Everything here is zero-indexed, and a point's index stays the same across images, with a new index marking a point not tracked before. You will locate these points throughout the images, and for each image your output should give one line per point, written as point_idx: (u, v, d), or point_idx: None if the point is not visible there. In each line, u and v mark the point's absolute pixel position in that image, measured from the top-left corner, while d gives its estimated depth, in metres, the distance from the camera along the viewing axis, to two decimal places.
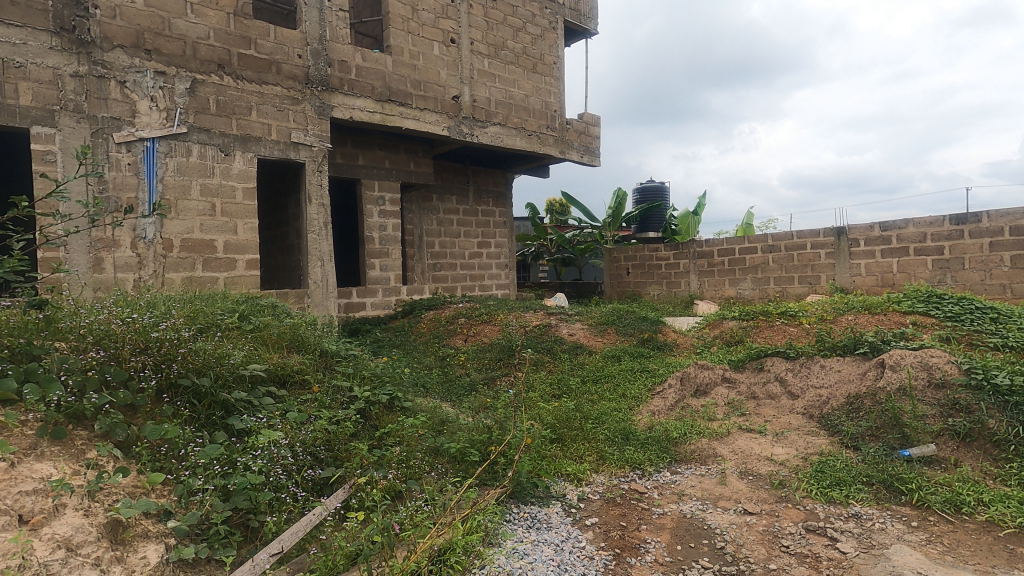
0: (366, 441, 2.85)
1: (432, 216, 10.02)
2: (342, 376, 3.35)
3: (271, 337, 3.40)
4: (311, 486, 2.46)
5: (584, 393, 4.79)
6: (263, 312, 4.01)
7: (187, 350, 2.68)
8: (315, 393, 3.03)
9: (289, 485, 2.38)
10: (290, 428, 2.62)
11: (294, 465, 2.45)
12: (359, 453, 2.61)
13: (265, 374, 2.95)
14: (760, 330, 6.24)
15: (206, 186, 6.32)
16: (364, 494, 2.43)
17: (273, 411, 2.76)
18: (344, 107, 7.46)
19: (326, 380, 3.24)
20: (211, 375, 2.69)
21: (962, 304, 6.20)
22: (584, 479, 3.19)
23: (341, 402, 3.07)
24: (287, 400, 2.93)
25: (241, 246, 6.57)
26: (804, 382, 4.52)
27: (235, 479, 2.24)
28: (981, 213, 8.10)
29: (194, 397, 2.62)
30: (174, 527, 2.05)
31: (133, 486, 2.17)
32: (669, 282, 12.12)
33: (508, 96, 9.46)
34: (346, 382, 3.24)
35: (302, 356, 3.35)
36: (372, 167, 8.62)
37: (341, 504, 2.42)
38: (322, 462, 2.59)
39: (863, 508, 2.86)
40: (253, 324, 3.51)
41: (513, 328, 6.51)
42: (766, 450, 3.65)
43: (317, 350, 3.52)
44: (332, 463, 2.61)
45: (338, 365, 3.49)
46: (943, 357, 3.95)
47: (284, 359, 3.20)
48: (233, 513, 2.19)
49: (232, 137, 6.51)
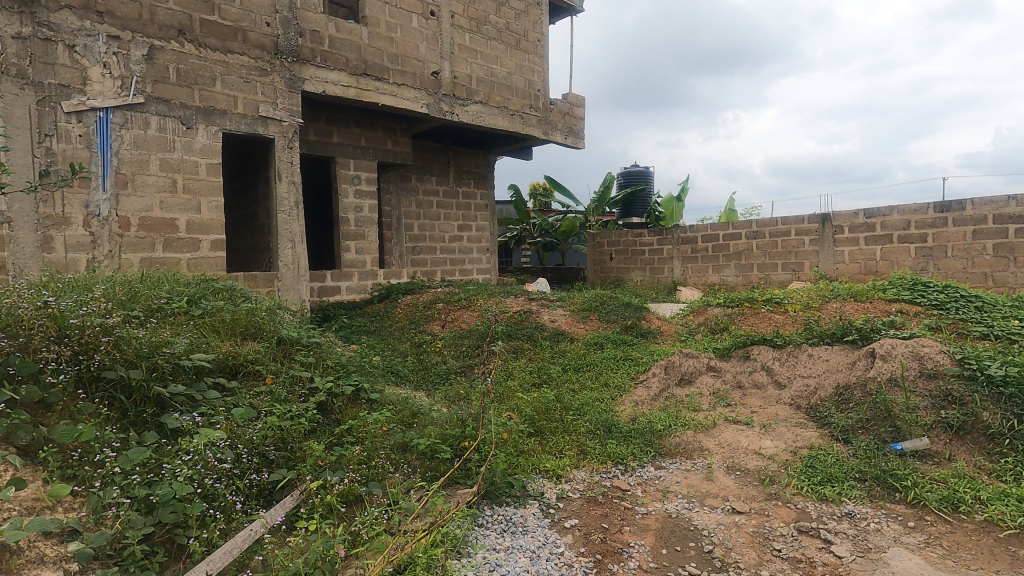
0: (324, 439, 2.62)
1: (410, 197, 9.69)
2: (302, 365, 3.10)
3: (223, 323, 3.11)
4: (255, 493, 2.22)
5: (565, 383, 4.61)
6: (218, 295, 3.71)
7: (112, 339, 2.41)
8: (268, 385, 2.78)
9: (227, 494, 2.12)
10: (235, 426, 2.36)
11: (235, 470, 2.21)
12: (313, 455, 2.38)
13: (212, 365, 2.68)
14: (745, 317, 6.11)
15: (166, 161, 5.93)
16: (314, 502, 2.19)
17: (218, 408, 2.49)
18: (316, 80, 7.07)
19: (283, 370, 2.98)
20: (145, 366, 2.42)
21: (947, 292, 6.13)
22: (563, 475, 2.99)
23: (299, 395, 2.82)
24: (236, 394, 2.66)
25: (206, 226, 6.21)
26: (791, 371, 4.39)
27: (159, 490, 1.97)
28: (965, 201, 8.04)
29: (122, 392, 2.35)
30: (76, 551, 1.75)
31: (33, 500, 1.88)
32: (652, 268, 11.98)
33: (490, 73, 9.11)
34: (306, 373, 3.00)
35: (257, 345, 3.08)
36: (347, 144, 8.25)
37: (289, 513, 2.19)
38: (271, 465, 2.35)
39: (857, 507, 2.71)
40: (204, 309, 3.21)
41: (492, 314, 6.29)
42: (754, 443, 3.49)
43: (275, 338, 3.25)
44: (282, 465, 2.38)
45: (298, 353, 3.22)
46: (935, 347, 3.83)
47: (236, 347, 2.93)
48: (157, 529, 1.92)
49: (194, 109, 6.11)
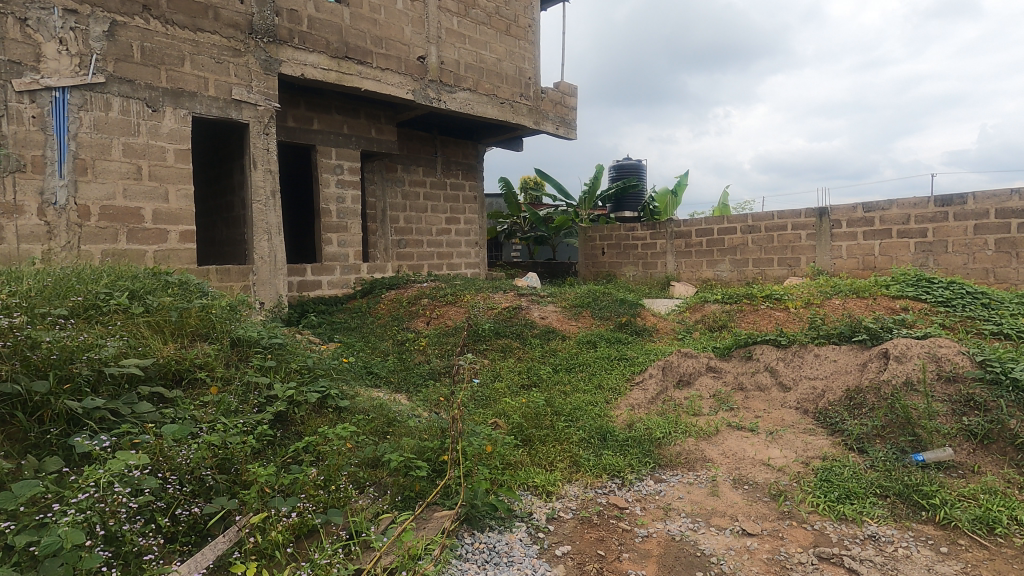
0: (279, 458, 2.28)
1: (396, 188, 9.33)
2: (259, 369, 2.77)
3: (169, 322, 2.77)
4: (183, 530, 1.87)
5: (556, 385, 4.31)
6: (170, 291, 3.34)
7: (11, 346, 2.10)
8: (216, 394, 2.44)
9: (139, 537, 1.76)
10: (165, 446, 2.01)
11: (156, 505, 1.86)
12: (258, 479, 2.03)
13: (147, 372, 2.34)
14: (744, 315, 5.84)
15: (129, 146, 5.53)
16: (254, 541, 1.84)
17: (149, 424, 2.14)
18: (294, 62, 6.68)
19: (238, 375, 2.65)
20: (55, 377, 2.08)
21: (953, 289, 5.89)
22: (554, 492, 2.69)
23: (252, 405, 2.49)
24: (177, 405, 2.33)
25: (174, 216, 5.82)
26: (797, 373, 4.12)
27: (44, 538, 1.59)
28: (967, 195, 7.83)
29: (24, 408, 2.01)
30: None
31: None
32: (645, 263, 11.71)
33: (479, 59, 8.75)
34: (263, 378, 2.67)
35: (209, 346, 2.75)
36: (328, 132, 7.87)
37: (222, 555, 1.83)
38: (208, 494, 2.00)
39: (880, 528, 2.43)
40: (147, 306, 2.86)
41: (480, 311, 5.97)
42: (761, 452, 3.21)
43: (229, 338, 2.91)
44: (224, 493, 2.02)
45: (258, 355, 2.89)
46: (953, 348, 3.56)
47: (182, 350, 2.60)
48: None
49: (161, 91, 5.71)
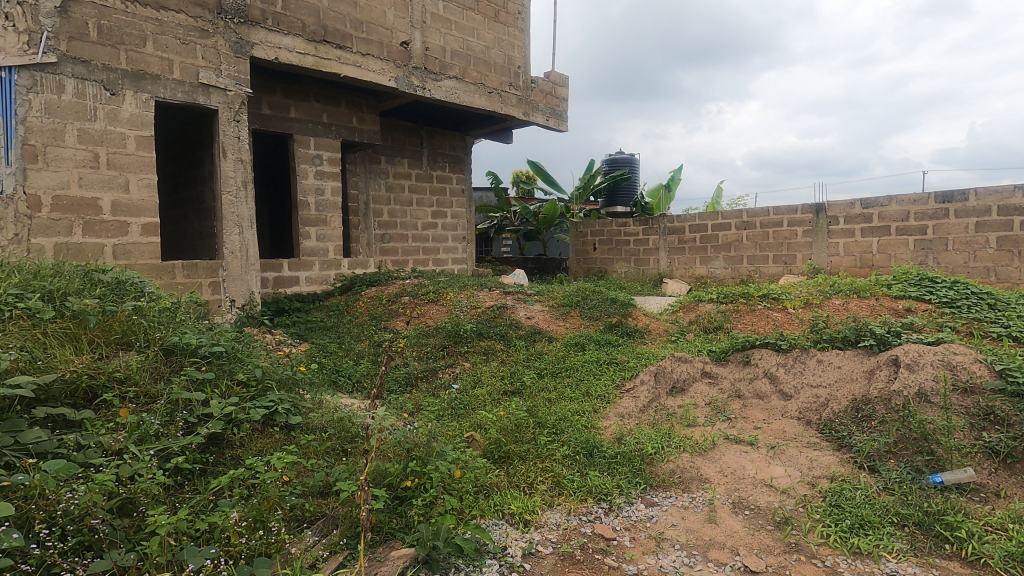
0: (201, 495, 1.95)
1: (379, 180, 8.97)
2: (192, 383, 2.45)
3: (86, 329, 2.46)
4: None
5: (541, 393, 4.00)
6: (101, 292, 3.00)
7: None
8: (133, 416, 2.12)
9: None
10: (48, 487, 1.68)
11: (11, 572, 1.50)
12: (162, 526, 1.68)
13: (46, 392, 2.04)
14: (739, 316, 5.56)
15: (85, 132, 5.14)
16: None
17: (35, 457, 1.81)
18: (268, 45, 6.30)
19: (166, 389, 2.34)
20: None
21: (957, 289, 5.64)
22: (533, 521, 2.39)
23: (176, 429, 2.17)
24: (82, 430, 2.01)
25: (135, 207, 5.44)
26: (798, 380, 3.85)
27: None
28: (969, 191, 7.58)
29: None
30: None
31: None
32: (637, 259, 11.43)
33: (466, 46, 8.39)
34: (195, 395, 2.35)
35: (136, 355, 2.44)
36: (306, 120, 7.49)
37: None
38: (100, 547, 1.66)
39: (901, 566, 2.15)
40: (64, 310, 2.54)
41: (462, 310, 5.65)
42: (762, 471, 2.92)
43: (161, 347, 2.58)
44: (121, 545, 1.68)
45: (195, 365, 2.58)
46: (969, 356, 3.30)
47: (100, 363, 2.30)
48: None
49: (119, 73, 5.32)
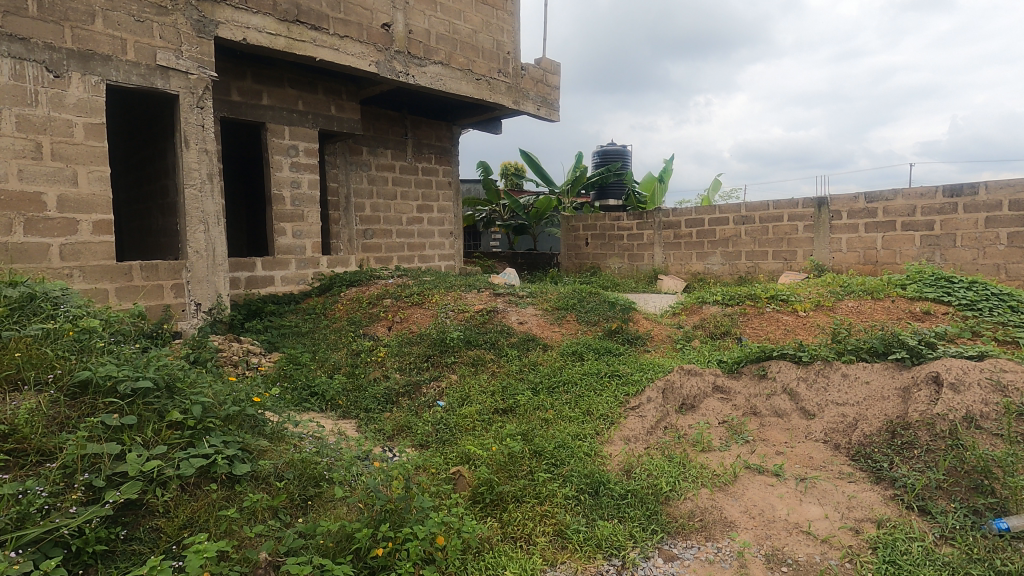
0: None
1: (361, 172, 8.46)
2: (103, 432, 2.05)
3: None
4: None
5: (536, 413, 3.58)
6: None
7: None
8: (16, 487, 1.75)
9: None
10: None
11: None
12: None
13: None
14: (748, 320, 5.17)
15: (25, 118, 4.60)
16: None
17: None
18: (235, 25, 5.76)
19: (67, 440, 1.98)
20: None
21: (976, 290, 5.30)
22: None
23: (69, 505, 1.77)
24: None
25: (85, 202, 4.91)
26: (822, 398, 3.47)
27: None
28: (979, 184, 7.26)
29: None
30: None
31: None
32: (631, 254, 11.04)
33: (452, 29, 7.88)
34: (104, 448, 1.95)
35: (32, 400, 2.14)
36: (280, 108, 6.96)
37: None
38: None
39: None
40: None
41: (449, 315, 5.20)
42: (794, 511, 2.54)
43: (72, 384, 2.23)
44: None
45: (110, 403, 2.21)
46: (1021, 374, 2.98)
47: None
48: None
49: (64, 53, 4.76)
